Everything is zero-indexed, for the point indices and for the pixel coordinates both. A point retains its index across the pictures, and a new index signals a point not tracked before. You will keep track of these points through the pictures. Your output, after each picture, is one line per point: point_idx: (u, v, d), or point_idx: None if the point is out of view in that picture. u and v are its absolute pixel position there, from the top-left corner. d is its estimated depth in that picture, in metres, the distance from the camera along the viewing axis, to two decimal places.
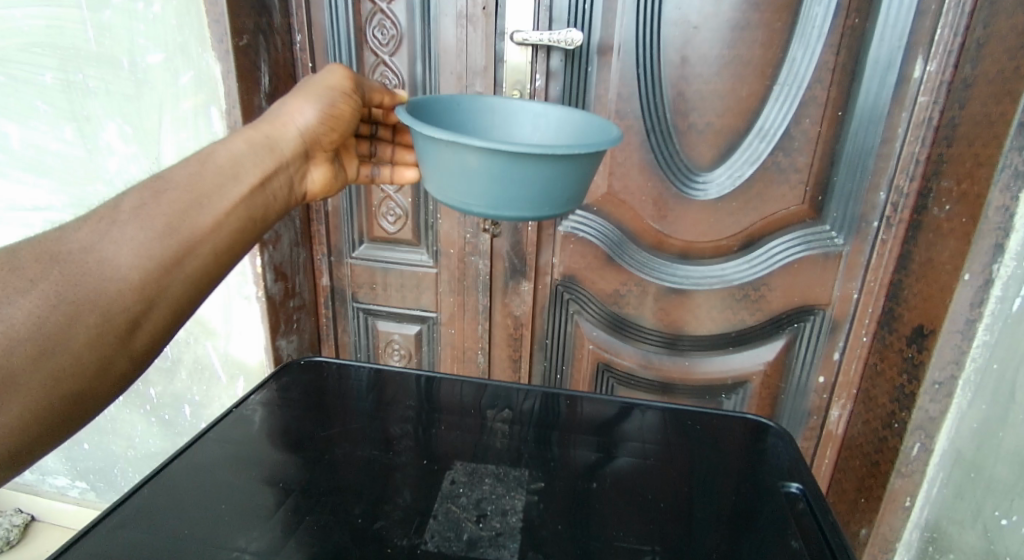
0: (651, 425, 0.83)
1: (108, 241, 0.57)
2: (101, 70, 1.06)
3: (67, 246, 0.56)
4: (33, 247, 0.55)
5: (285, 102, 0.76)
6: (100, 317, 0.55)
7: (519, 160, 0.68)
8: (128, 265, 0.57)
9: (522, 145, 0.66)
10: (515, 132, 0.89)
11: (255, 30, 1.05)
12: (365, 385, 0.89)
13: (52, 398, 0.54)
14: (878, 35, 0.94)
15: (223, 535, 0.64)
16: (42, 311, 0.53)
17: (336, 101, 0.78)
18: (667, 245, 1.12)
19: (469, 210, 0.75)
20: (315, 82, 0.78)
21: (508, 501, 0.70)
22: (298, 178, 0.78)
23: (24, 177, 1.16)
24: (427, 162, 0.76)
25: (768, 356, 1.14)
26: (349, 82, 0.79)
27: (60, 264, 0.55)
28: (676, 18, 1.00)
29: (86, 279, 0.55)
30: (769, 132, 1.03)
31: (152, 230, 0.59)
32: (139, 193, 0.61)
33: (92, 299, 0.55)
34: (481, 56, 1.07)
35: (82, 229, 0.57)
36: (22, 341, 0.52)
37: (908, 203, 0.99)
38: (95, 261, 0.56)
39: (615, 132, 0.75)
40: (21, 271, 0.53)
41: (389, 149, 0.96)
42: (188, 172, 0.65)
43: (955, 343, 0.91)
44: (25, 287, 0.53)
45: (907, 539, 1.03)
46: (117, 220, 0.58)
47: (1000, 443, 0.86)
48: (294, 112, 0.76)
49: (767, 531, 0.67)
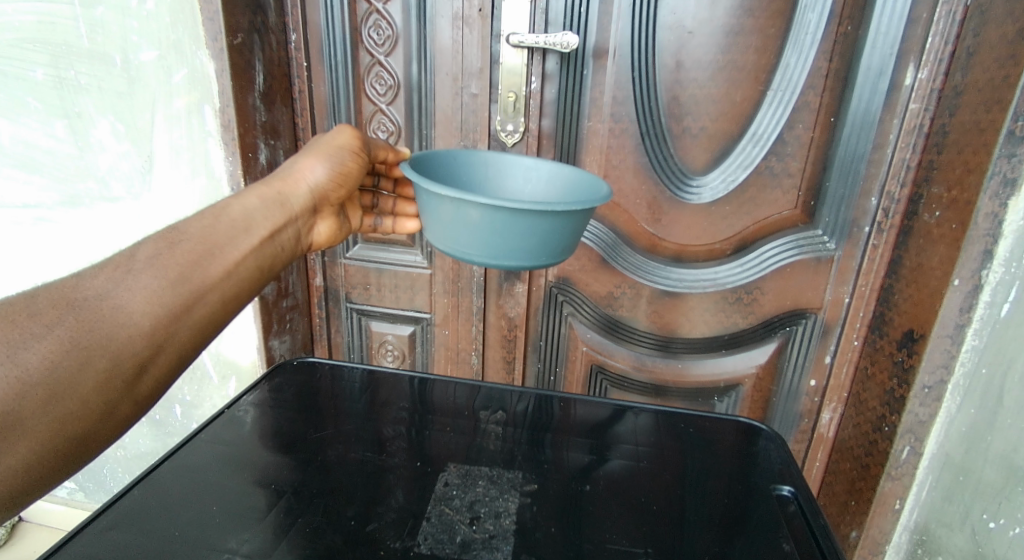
0: (644, 427, 0.84)
1: (123, 288, 0.57)
2: (94, 67, 1.05)
3: (83, 293, 0.55)
4: (51, 292, 0.55)
5: (297, 161, 0.78)
6: (111, 363, 0.55)
7: (520, 216, 0.70)
8: (140, 312, 0.57)
9: (524, 201, 0.68)
10: (507, 184, 0.90)
11: (249, 29, 1.04)
12: (358, 385, 0.89)
13: (57, 441, 0.53)
14: (871, 42, 0.95)
15: (213, 537, 0.64)
16: (56, 355, 0.52)
17: (345, 160, 0.80)
18: (661, 248, 1.13)
19: (469, 259, 0.76)
20: (325, 142, 0.79)
21: (502, 503, 0.70)
22: (305, 230, 0.79)
23: (12, 174, 1.13)
24: (427, 213, 0.77)
25: (761, 359, 1.15)
26: (359, 143, 0.81)
27: (75, 310, 0.55)
28: (671, 22, 1.01)
29: (99, 325, 0.55)
30: (762, 137, 1.03)
31: (165, 278, 0.59)
32: (155, 242, 0.61)
33: (103, 345, 0.55)
34: (477, 58, 1.07)
35: (99, 276, 0.57)
36: (33, 386, 0.51)
37: (899, 209, 1.00)
38: (109, 307, 0.56)
39: (605, 189, 0.78)
40: (37, 315, 0.53)
41: (391, 201, 0.97)
42: (203, 224, 0.66)
43: (944, 348, 0.92)
44: (40, 332, 0.52)
45: (896, 541, 1.03)
46: (133, 267, 0.58)
47: (989, 446, 0.86)
48: (305, 170, 0.77)
49: (758, 533, 0.68)
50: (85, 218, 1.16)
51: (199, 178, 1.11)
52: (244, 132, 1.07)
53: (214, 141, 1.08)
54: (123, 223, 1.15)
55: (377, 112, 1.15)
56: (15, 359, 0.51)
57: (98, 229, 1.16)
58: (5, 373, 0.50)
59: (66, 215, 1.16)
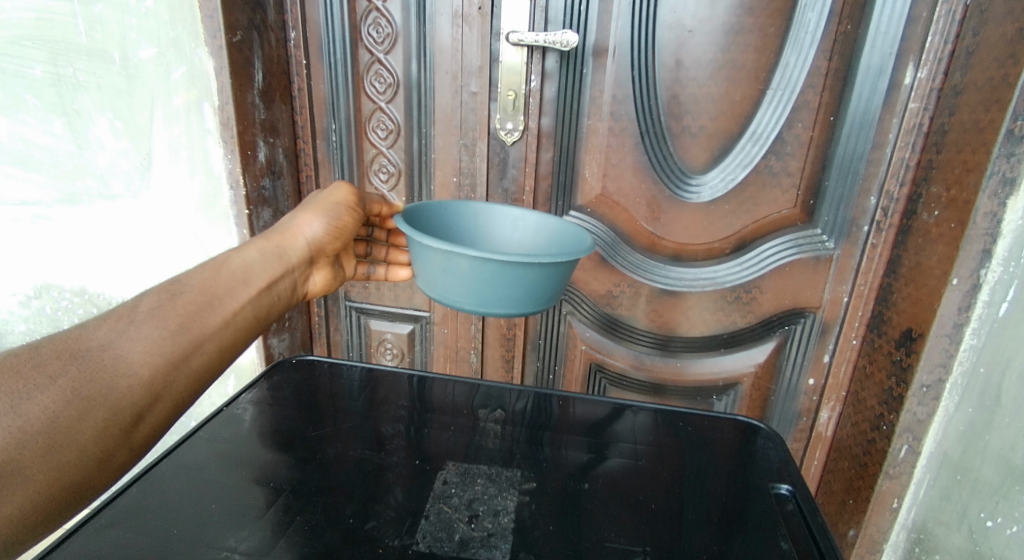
0: (643, 426, 0.84)
1: (124, 338, 0.60)
2: (92, 65, 1.05)
3: (86, 343, 0.58)
4: (54, 343, 0.58)
5: (296, 217, 0.81)
6: (110, 412, 0.58)
7: (508, 268, 0.73)
8: (139, 362, 0.60)
9: (512, 253, 0.72)
10: (496, 233, 0.92)
11: (249, 26, 1.04)
12: (357, 384, 0.89)
13: (55, 488, 0.55)
14: (870, 41, 0.95)
15: (212, 535, 0.64)
16: (58, 405, 0.55)
17: (341, 215, 0.84)
18: (660, 247, 1.13)
19: (458, 306, 0.79)
20: (322, 199, 0.84)
21: (500, 502, 0.70)
22: (302, 280, 0.82)
23: (9, 171, 1.12)
24: (419, 263, 0.80)
25: (759, 358, 1.15)
26: (354, 200, 0.86)
27: (79, 361, 0.57)
28: (671, 21, 1.01)
29: (100, 375, 0.58)
30: (762, 135, 1.03)
31: (165, 328, 0.62)
32: (156, 294, 0.64)
33: (103, 395, 0.58)
34: (477, 56, 1.07)
35: (101, 327, 0.60)
36: (35, 435, 0.54)
37: (898, 208, 1.00)
38: (110, 357, 0.59)
39: (588, 240, 0.81)
40: (41, 366, 0.56)
41: (383, 249, 1.01)
42: (204, 276, 0.69)
43: (942, 347, 0.92)
44: (44, 383, 0.55)
45: (894, 540, 1.03)
46: (134, 319, 0.61)
47: (987, 445, 0.86)
48: (303, 225, 0.81)
49: (757, 532, 0.68)
50: (84, 216, 1.15)
51: (198, 175, 1.11)
52: (243, 130, 1.07)
53: (213, 139, 1.08)
54: (124, 221, 1.15)
55: (376, 110, 1.15)
56: (18, 410, 0.54)
57: (97, 228, 1.16)
58: (9, 424, 0.53)
59: (65, 213, 1.15)
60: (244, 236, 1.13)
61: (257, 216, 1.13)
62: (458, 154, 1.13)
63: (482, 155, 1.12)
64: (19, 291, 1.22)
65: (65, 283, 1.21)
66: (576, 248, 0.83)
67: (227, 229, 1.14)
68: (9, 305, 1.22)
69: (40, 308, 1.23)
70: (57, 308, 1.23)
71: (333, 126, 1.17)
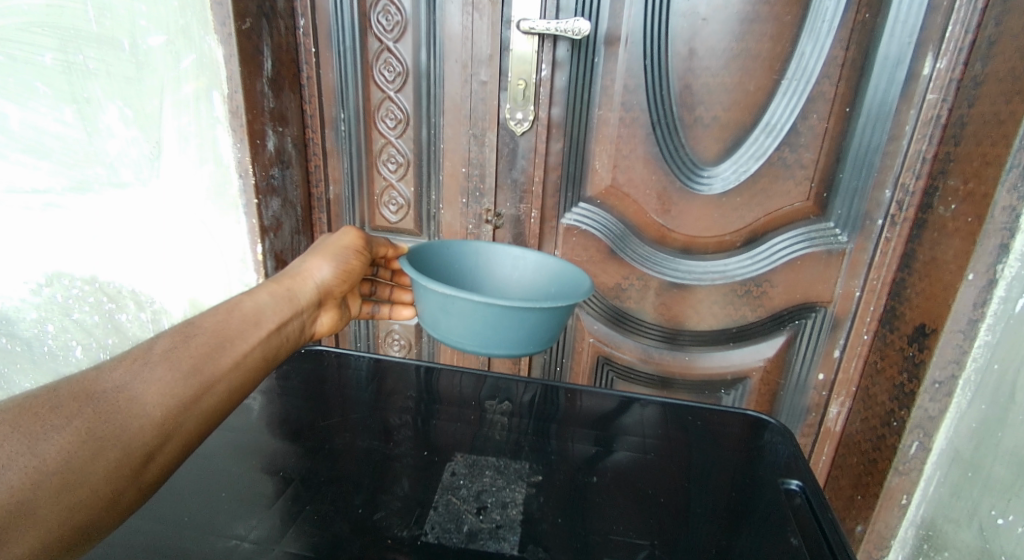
0: (651, 420, 0.83)
1: (139, 380, 0.61)
2: (102, 52, 1.04)
3: (102, 385, 0.59)
4: (70, 385, 0.58)
5: (304, 261, 0.84)
6: (121, 451, 0.58)
7: (508, 314, 0.74)
8: (152, 404, 0.61)
9: (513, 299, 0.72)
10: (496, 270, 0.92)
11: (258, 13, 1.03)
12: (364, 374, 0.89)
13: (64, 531, 0.54)
14: (888, 31, 0.94)
15: (222, 523, 0.63)
16: (72, 444, 0.55)
17: (349, 258, 0.87)
18: (669, 239, 1.12)
19: (461, 346, 0.79)
20: (331, 243, 0.87)
21: (509, 494, 0.70)
22: (310, 322, 0.84)
23: (21, 159, 1.12)
24: (423, 303, 0.80)
25: (769, 352, 1.14)
26: (362, 243, 0.89)
27: (94, 402, 0.58)
28: (684, 9, 0.99)
29: (114, 416, 0.58)
30: (775, 127, 1.02)
31: (178, 370, 0.64)
32: (170, 337, 0.66)
33: (116, 435, 0.58)
34: (486, 45, 1.06)
35: (117, 368, 0.61)
36: (48, 475, 0.54)
37: (914, 202, 0.99)
38: (124, 399, 0.59)
39: (587, 284, 0.80)
40: (58, 408, 0.56)
41: (388, 288, 1.01)
42: (216, 319, 0.71)
43: (956, 343, 0.91)
44: (60, 423, 0.56)
45: (902, 537, 1.03)
46: (149, 360, 0.63)
47: (999, 442, 0.85)
48: (313, 269, 0.84)
49: (766, 527, 0.67)
50: (94, 204, 1.15)
51: (207, 165, 1.10)
52: (252, 118, 1.06)
53: (222, 127, 1.07)
54: (132, 209, 1.15)
55: (385, 99, 1.14)
56: (35, 450, 0.54)
57: (107, 216, 1.16)
58: (24, 464, 0.53)
59: (76, 200, 1.15)
60: (252, 226, 1.13)
61: (266, 206, 1.13)
62: (466, 144, 1.13)
63: (492, 146, 1.11)
64: (31, 278, 1.22)
65: (76, 271, 1.21)
66: (574, 290, 0.83)
67: (235, 218, 1.13)
68: (21, 293, 1.23)
69: (51, 296, 1.23)
70: (67, 296, 1.23)
71: (341, 115, 1.17)
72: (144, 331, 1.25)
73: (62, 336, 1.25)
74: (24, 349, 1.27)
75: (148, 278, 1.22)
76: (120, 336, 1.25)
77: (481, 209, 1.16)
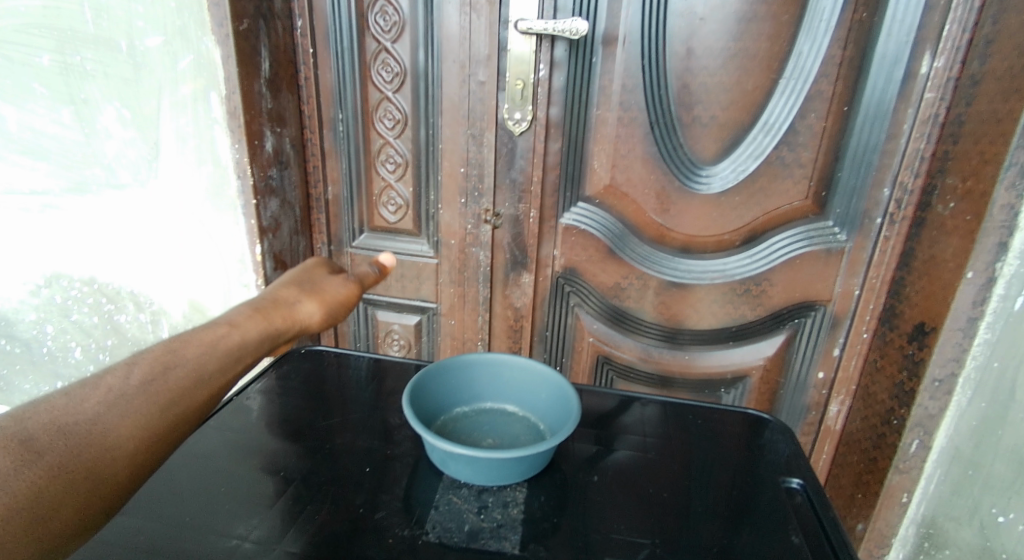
0: (651, 418, 0.83)
1: (115, 410, 0.52)
2: (99, 53, 1.04)
3: (77, 415, 0.51)
4: (40, 416, 0.49)
5: (301, 301, 0.71)
6: (94, 485, 0.49)
7: (497, 466, 0.67)
8: (128, 435, 0.52)
9: (505, 456, 0.65)
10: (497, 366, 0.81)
11: (255, 15, 1.03)
12: (363, 374, 0.89)
13: None
14: (886, 30, 0.94)
15: (223, 523, 0.63)
16: (42, 480, 0.46)
17: (337, 314, 0.74)
18: (668, 238, 1.12)
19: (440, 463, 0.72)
20: (328, 292, 0.74)
21: (510, 493, 0.69)
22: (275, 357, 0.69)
23: (18, 160, 1.11)
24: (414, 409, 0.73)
25: (768, 351, 1.14)
26: (355, 298, 0.77)
27: (66, 434, 0.49)
28: (682, 9, 0.99)
29: (86, 450, 0.50)
30: (774, 126, 1.02)
31: (157, 401, 0.55)
32: (149, 364, 0.56)
33: (90, 469, 0.49)
34: (485, 45, 1.06)
35: (92, 396, 0.52)
36: (19, 512, 0.45)
37: (913, 200, 0.99)
38: (100, 432, 0.51)
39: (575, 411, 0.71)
40: (30, 440, 0.48)
41: None
42: (199, 346, 0.60)
43: (956, 341, 0.91)
44: (32, 457, 0.47)
45: (903, 534, 1.03)
46: (126, 390, 0.54)
47: (998, 441, 0.85)
48: (303, 309, 0.70)
49: (767, 526, 0.67)
50: (93, 206, 1.15)
51: (206, 166, 1.10)
52: (251, 119, 1.06)
53: (220, 128, 1.07)
54: (132, 210, 1.15)
55: (383, 99, 1.14)
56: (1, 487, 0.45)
57: (106, 217, 1.16)
58: None
59: (74, 202, 1.15)
60: (252, 227, 1.12)
61: (265, 207, 1.13)
62: (465, 144, 1.13)
63: (491, 146, 1.12)
64: (29, 279, 1.20)
65: (75, 273, 1.21)
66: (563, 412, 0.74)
67: (234, 219, 1.13)
68: (20, 294, 1.20)
69: (50, 298, 1.21)
70: (67, 297, 1.21)
71: (340, 115, 1.17)
72: (143, 332, 1.26)
73: (62, 337, 1.23)
74: (22, 350, 1.23)
75: (147, 279, 1.22)
76: (119, 337, 1.25)
77: (480, 209, 1.16)
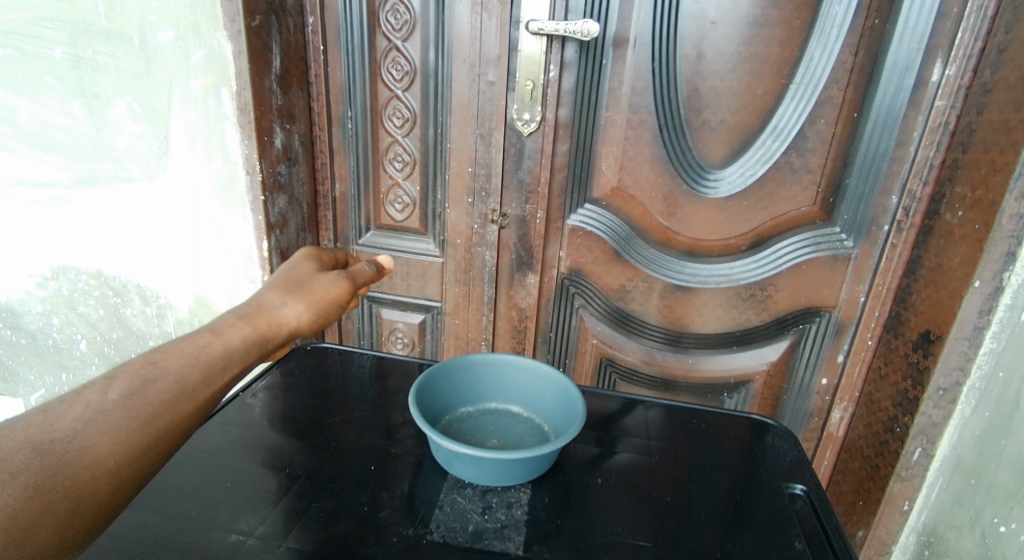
0: (655, 421, 0.83)
1: (94, 427, 0.50)
2: (111, 47, 1.05)
3: (53, 433, 0.49)
4: (15, 435, 0.48)
5: (286, 304, 0.69)
6: (73, 504, 0.48)
7: (503, 466, 0.67)
8: (108, 451, 0.50)
9: (510, 456, 0.65)
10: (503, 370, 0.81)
11: (267, 11, 1.04)
12: (368, 372, 0.89)
13: None
14: (898, 37, 0.94)
15: (228, 518, 0.63)
16: (19, 503, 0.45)
17: (327, 313, 0.72)
18: (674, 242, 1.12)
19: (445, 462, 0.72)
20: (316, 292, 0.72)
21: (514, 494, 0.69)
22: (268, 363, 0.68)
23: (29, 152, 1.13)
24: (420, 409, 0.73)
25: (772, 356, 1.14)
26: (347, 295, 0.74)
27: (42, 454, 0.48)
28: (693, 12, 0.99)
29: (63, 468, 0.48)
30: (783, 131, 1.02)
31: (138, 416, 0.53)
32: (128, 379, 0.54)
33: (68, 487, 0.48)
34: (495, 45, 1.06)
35: (70, 412, 0.51)
36: None
37: (920, 208, 0.99)
38: (77, 450, 0.49)
39: (580, 413, 0.71)
40: (3, 461, 0.46)
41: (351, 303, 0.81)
42: (182, 357, 0.58)
43: (961, 350, 0.91)
44: (5, 479, 0.46)
45: (903, 542, 1.03)
46: (105, 406, 0.52)
47: (1002, 451, 0.85)
48: (290, 312, 0.68)
49: (770, 531, 0.67)
50: (101, 198, 1.15)
51: (215, 161, 1.10)
52: (260, 115, 1.07)
53: (230, 124, 1.07)
54: (140, 203, 1.15)
55: (393, 98, 1.14)
56: None
57: (114, 210, 1.16)
58: None
59: (83, 194, 1.15)
60: (259, 222, 1.13)
61: (272, 203, 1.13)
62: (473, 144, 1.13)
63: (499, 146, 1.12)
64: (37, 271, 1.22)
65: (82, 265, 1.22)
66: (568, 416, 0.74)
67: (242, 215, 1.13)
68: (26, 286, 1.23)
69: (56, 290, 1.23)
70: (73, 290, 1.23)
71: (349, 113, 1.17)
72: (149, 326, 1.25)
73: (67, 330, 1.25)
74: (28, 342, 1.27)
75: (153, 272, 1.21)
76: (124, 330, 1.25)
77: (487, 209, 1.16)
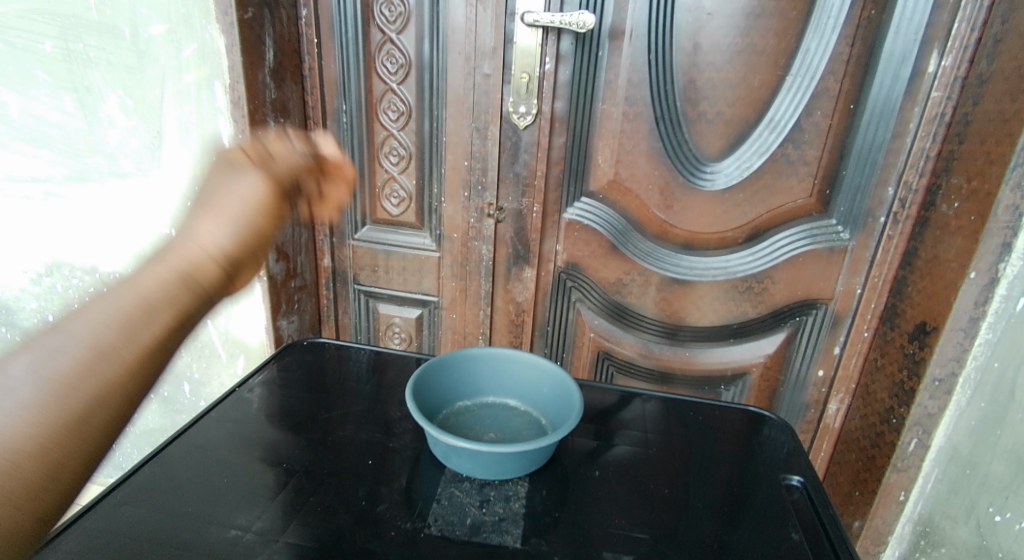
0: (652, 415, 0.83)
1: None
2: (102, 41, 1.04)
3: None
4: None
5: (194, 229, 0.44)
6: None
7: (500, 459, 0.67)
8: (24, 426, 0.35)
9: (508, 449, 0.65)
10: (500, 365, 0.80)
11: (260, 4, 1.03)
12: (365, 367, 0.89)
13: None
14: (894, 27, 0.93)
15: (225, 513, 0.63)
16: None
17: (254, 220, 0.45)
18: (671, 235, 1.12)
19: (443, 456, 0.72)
20: (230, 196, 0.46)
21: (511, 487, 0.69)
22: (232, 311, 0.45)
23: (20, 148, 1.12)
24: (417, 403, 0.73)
25: (769, 349, 1.14)
26: (274, 192, 0.47)
27: None
28: (689, 3, 0.99)
29: None
30: (779, 123, 1.02)
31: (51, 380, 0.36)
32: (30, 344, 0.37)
33: None
34: (491, 37, 1.06)
35: None
36: None
37: (916, 199, 0.99)
38: None
39: (577, 407, 0.71)
40: None
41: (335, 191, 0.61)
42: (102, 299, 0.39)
43: (957, 341, 0.91)
44: None
45: (900, 533, 1.03)
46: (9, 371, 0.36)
47: (997, 441, 0.85)
48: (202, 236, 0.43)
49: (767, 522, 0.67)
50: (94, 194, 1.15)
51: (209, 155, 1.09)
52: (254, 109, 1.06)
53: (224, 118, 1.07)
54: (134, 198, 1.14)
55: (387, 91, 1.14)
56: None
57: (108, 206, 1.15)
58: None
59: (76, 190, 1.15)
60: None
61: None
62: (469, 137, 1.13)
63: (494, 139, 1.11)
64: (31, 267, 1.21)
65: (76, 261, 1.20)
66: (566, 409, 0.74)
67: None
68: (20, 283, 1.22)
69: (51, 286, 1.22)
70: (68, 287, 1.22)
71: (344, 106, 1.16)
72: None
73: None
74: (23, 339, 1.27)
75: None
76: None
77: (483, 203, 1.16)
